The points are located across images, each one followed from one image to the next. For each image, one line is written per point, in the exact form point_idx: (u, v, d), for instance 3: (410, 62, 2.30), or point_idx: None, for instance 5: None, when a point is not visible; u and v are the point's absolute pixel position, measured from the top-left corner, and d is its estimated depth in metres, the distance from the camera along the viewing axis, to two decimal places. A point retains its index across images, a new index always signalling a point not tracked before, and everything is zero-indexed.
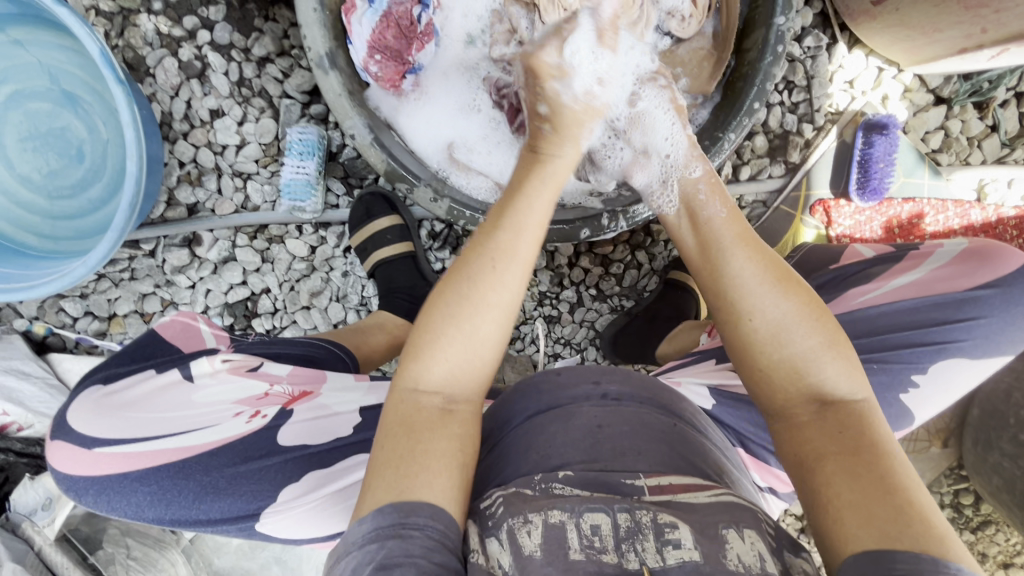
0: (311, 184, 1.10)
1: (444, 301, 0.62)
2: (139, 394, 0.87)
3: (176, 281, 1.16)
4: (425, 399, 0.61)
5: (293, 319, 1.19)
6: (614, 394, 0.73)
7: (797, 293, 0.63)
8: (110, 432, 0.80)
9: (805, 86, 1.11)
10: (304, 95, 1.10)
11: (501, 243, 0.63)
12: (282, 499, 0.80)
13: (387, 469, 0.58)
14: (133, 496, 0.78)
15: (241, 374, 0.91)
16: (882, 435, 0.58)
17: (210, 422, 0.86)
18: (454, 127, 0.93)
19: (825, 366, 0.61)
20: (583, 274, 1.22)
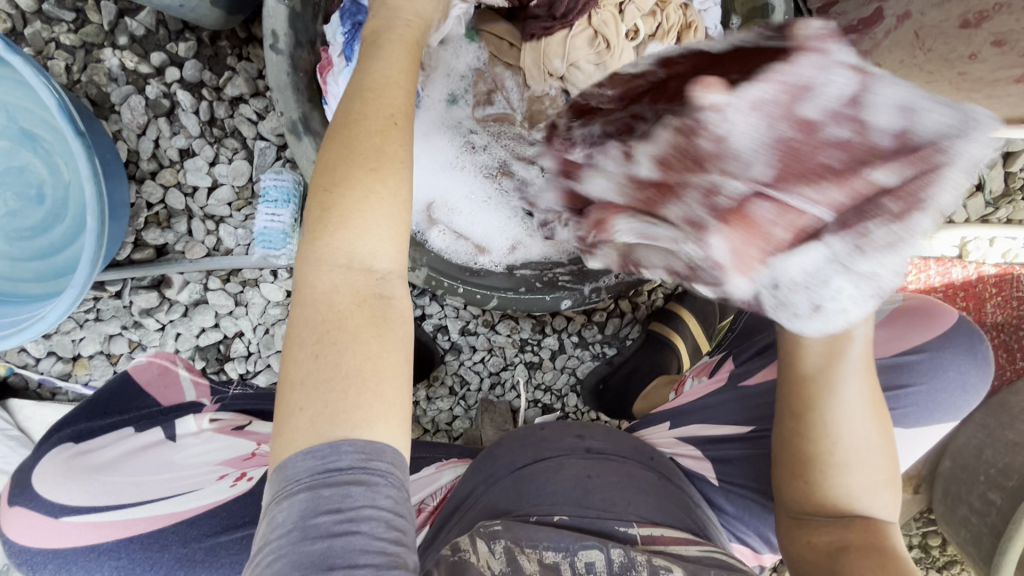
0: (287, 233, 1.05)
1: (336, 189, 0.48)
2: (118, 452, 0.74)
3: (144, 323, 1.12)
4: (352, 279, 0.48)
5: (267, 363, 1.16)
6: (596, 448, 0.81)
7: (882, 428, 0.64)
8: (82, 496, 0.66)
9: None
10: (279, 138, 1.05)
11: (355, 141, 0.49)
12: None
13: (315, 391, 0.45)
14: (96, 572, 0.61)
15: (227, 433, 0.80)
16: (898, 554, 0.61)
17: (194, 486, 0.72)
18: (437, 188, 0.91)
19: (877, 497, 0.65)
20: (565, 322, 1.20)
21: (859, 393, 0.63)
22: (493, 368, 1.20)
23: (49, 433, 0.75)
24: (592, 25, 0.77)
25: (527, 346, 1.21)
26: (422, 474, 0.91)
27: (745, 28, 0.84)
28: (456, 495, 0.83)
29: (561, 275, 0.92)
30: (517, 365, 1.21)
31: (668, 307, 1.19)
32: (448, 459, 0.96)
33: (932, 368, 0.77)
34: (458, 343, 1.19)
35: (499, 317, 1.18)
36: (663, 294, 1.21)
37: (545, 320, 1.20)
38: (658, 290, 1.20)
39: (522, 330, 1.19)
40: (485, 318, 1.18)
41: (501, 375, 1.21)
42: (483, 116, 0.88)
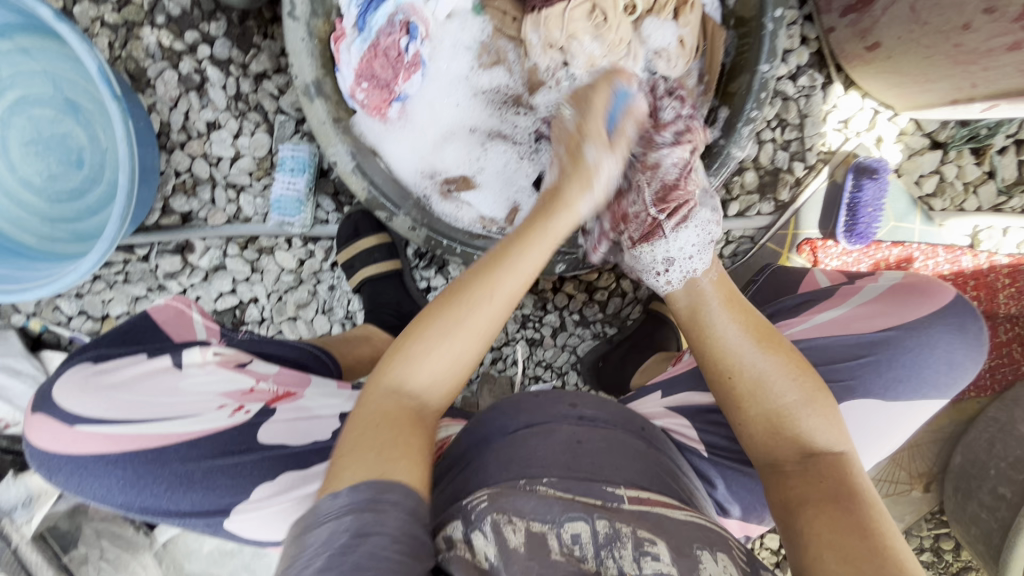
0: (301, 201, 1.11)
1: (438, 315, 0.66)
2: (131, 372, 0.79)
3: (167, 286, 1.19)
4: (396, 401, 0.65)
5: (278, 329, 1.21)
6: (589, 417, 0.78)
7: (779, 351, 0.70)
8: (96, 409, 0.73)
9: (798, 124, 1.11)
10: (298, 112, 1.12)
11: (484, 277, 0.66)
12: (254, 497, 0.74)
13: (357, 448, 0.60)
14: (104, 479, 0.71)
15: (229, 367, 0.84)
16: (863, 482, 0.62)
17: (194, 411, 0.78)
18: (440, 157, 0.95)
19: (810, 421, 0.66)
20: (567, 300, 1.22)
21: (741, 334, 0.71)
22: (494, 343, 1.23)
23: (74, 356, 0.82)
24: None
25: (529, 322, 1.23)
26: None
27: (741, 2, 0.86)
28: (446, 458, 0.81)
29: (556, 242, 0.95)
30: (518, 341, 1.23)
31: None
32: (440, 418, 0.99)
33: (920, 341, 0.74)
34: None
35: None
36: None
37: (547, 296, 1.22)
38: None
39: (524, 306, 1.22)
40: None
41: (502, 349, 1.24)
42: (487, 85, 0.93)
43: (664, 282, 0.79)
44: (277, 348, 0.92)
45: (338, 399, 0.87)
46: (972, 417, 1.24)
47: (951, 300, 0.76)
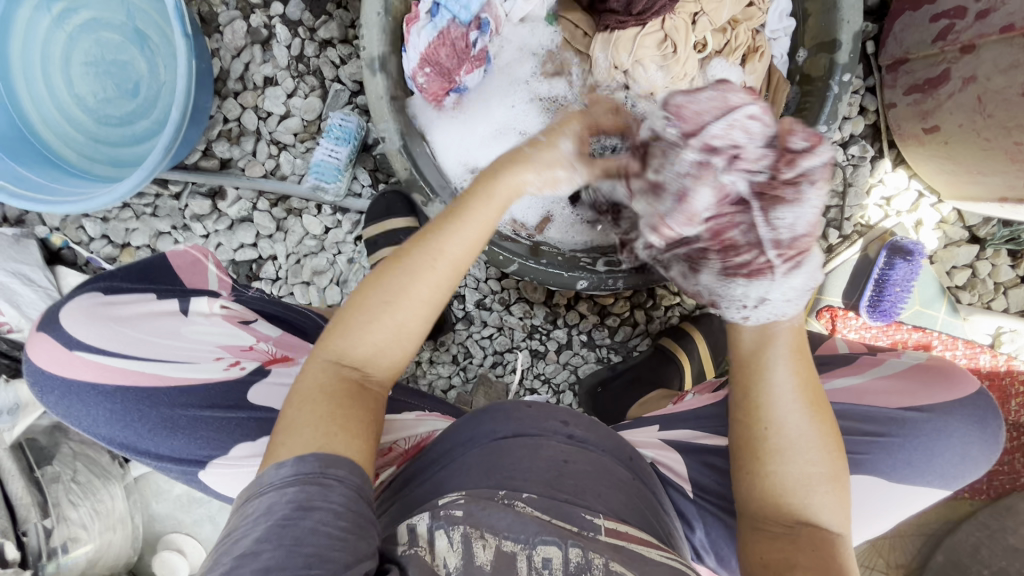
0: (340, 170, 1.11)
1: (381, 286, 0.62)
2: (138, 310, 0.80)
3: (192, 228, 1.20)
4: (337, 372, 0.60)
5: (290, 291, 1.21)
6: (579, 437, 0.76)
7: (823, 423, 0.66)
8: (100, 339, 0.74)
9: (840, 192, 1.10)
10: (355, 85, 1.14)
11: (437, 239, 0.63)
12: (233, 454, 0.72)
13: (293, 423, 0.56)
14: (93, 408, 0.72)
15: (233, 323, 0.85)
16: (847, 567, 0.60)
17: (193, 359, 0.78)
18: (484, 153, 0.95)
19: (820, 497, 0.64)
20: (578, 319, 1.22)
21: (790, 389, 0.66)
22: (498, 347, 1.23)
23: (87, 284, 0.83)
24: (663, 28, 0.83)
25: (536, 333, 1.23)
26: (404, 417, 0.92)
27: (810, 60, 0.86)
28: (432, 450, 0.80)
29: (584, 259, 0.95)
30: (521, 350, 1.23)
31: (682, 326, 1.19)
32: (429, 411, 0.98)
33: (937, 428, 0.72)
34: (472, 314, 1.22)
35: (515, 298, 1.21)
36: (678, 314, 1.22)
37: (558, 312, 1.22)
38: (675, 309, 1.21)
39: (535, 316, 1.22)
40: (503, 296, 1.21)
41: (504, 355, 1.23)
42: (545, 93, 0.94)
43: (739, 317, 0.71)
44: (284, 309, 0.93)
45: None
46: (962, 517, 1.21)
47: (972, 391, 0.75)
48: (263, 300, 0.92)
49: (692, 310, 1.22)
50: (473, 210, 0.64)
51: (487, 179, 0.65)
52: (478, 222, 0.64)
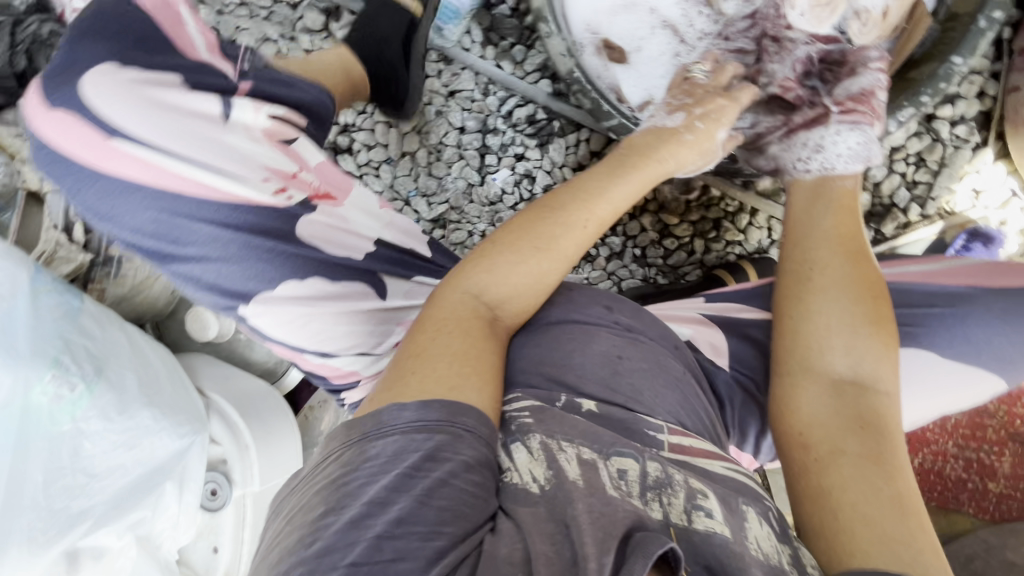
0: (458, 13, 1.13)
1: (530, 230, 0.64)
2: (169, 96, 0.68)
3: (298, 40, 1.23)
4: (474, 304, 0.62)
5: (372, 127, 1.24)
6: (626, 325, 0.72)
7: (861, 272, 0.70)
8: (134, 126, 0.66)
9: (934, 170, 1.10)
10: None
11: (593, 200, 0.66)
12: (277, 294, 0.73)
13: (430, 350, 0.57)
14: (128, 210, 0.68)
15: (273, 142, 0.74)
16: (886, 419, 0.62)
17: (230, 172, 0.70)
18: (611, 19, 0.96)
19: (858, 344, 0.66)
20: (637, 231, 1.23)
21: (830, 238, 0.73)
22: None
23: (87, 24, 0.70)
24: None
25: None
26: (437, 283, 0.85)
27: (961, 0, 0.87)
28: None
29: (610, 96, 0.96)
30: None
31: (738, 263, 1.19)
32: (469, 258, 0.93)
33: (991, 354, 0.75)
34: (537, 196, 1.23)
35: None
36: (737, 254, 1.22)
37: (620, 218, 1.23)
38: (735, 248, 1.21)
39: None
40: None
41: None
42: None
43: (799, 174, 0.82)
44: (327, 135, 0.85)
45: (379, 222, 0.83)
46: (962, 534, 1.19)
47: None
48: (303, 104, 0.81)
49: (751, 252, 1.21)
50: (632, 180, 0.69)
51: (638, 153, 0.72)
52: (630, 194, 0.69)
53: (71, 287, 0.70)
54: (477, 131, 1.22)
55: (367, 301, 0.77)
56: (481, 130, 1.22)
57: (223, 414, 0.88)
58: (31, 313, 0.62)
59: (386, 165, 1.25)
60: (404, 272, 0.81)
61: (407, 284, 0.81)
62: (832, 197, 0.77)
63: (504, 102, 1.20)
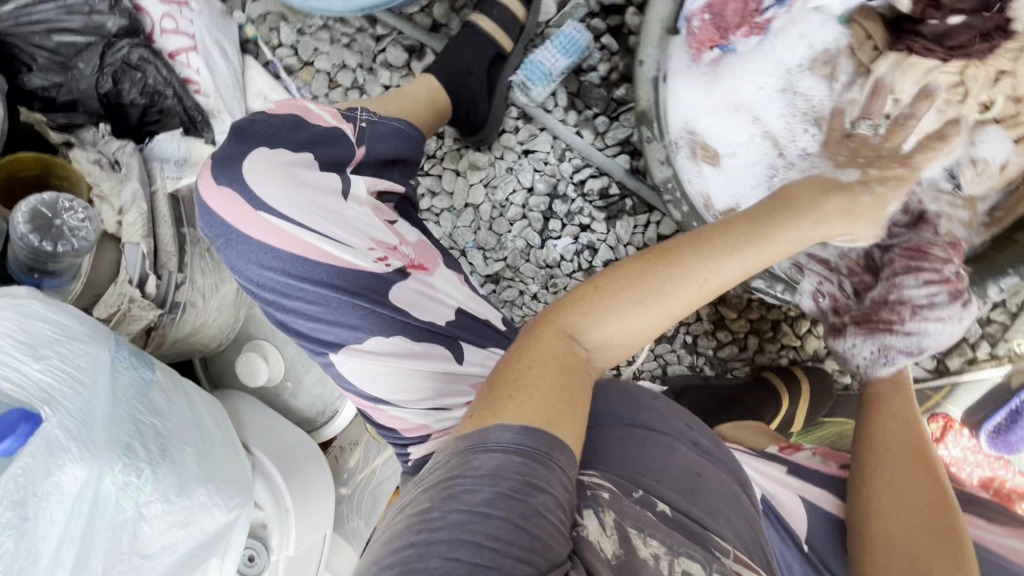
0: (549, 77, 1.10)
1: (639, 279, 0.61)
2: (305, 175, 0.67)
3: (376, 74, 1.19)
4: (570, 347, 0.60)
5: (439, 173, 1.22)
6: (702, 446, 0.73)
7: (924, 473, 0.70)
8: (280, 201, 0.65)
9: (1013, 312, 1.06)
10: (598, 6, 1.09)
11: (711, 258, 0.63)
12: (365, 344, 0.68)
13: (525, 381, 0.57)
14: (266, 272, 0.67)
15: (381, 218, 0.72)
16: None
17: (352, 247, 0.67)
18: (711, 121, 0.92)
19: (930, 545, 0.63)
20: (693, 319, 1.20)
21: (891, 438, 0.74)
22: None
23: (242, 124, 0.70)
24: (963, 74, 0.79)
25: None
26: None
27: None
28: None
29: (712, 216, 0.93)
30: None
31: (792, 369, 1.16)
32: None
33: None
34: (595, 268, 1.20)
35: None
36: (790, 358, 1.19)
37: None
38: (789, 351, 1.19)
39: None
40: None
41: None
42: (802, 89, 0.88)
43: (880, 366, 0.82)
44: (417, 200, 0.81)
45: (460, 292, 0.77)
46: None
47: None
48: (411, 159, 0.79)
49: (805, 358, 1.19)
50: (760, 245, 0.64)
51: (764, 212, 0.68)
52: (754, 258, 0.64)
53: (144, 358, 0.71)
54: (546, 194, 1.19)
55: (444, 365, 0.70)
56: (550, 194, 1.19)
57: (267, 476, 0.88)
58: (109, 395, 0.62)
59: (448, 212, 1.23)
60: (482, 342, 0.75)
61: (483, 349, 0.75)
62: (894, 396, 0.79)
63: (578, 170, 1.16)
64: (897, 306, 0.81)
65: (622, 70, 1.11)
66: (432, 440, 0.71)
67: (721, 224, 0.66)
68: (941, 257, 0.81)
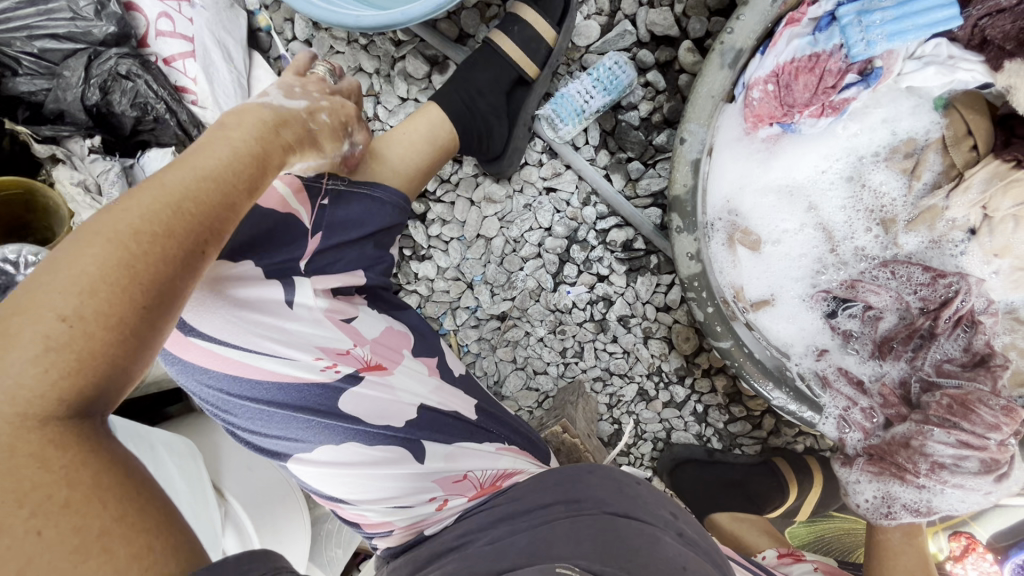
0: (581, 113, 0.97)
1: (67, 250, 0.38)
2: (242, 289, 0.59)
3: (394, 84, 1.07)
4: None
5: (453, 200, 1.12)
6: (690, 536, 0.66)
7: None
8: (213, 326, 0.58)
9: None
10: (648, 36, 0.95)
11: (158, 183, 0.44)
12: (314, 455, 0.64)
13: (40, 303, 0.36)
14: (210, 392, 0.61)
15: (331, 320, 0.65)
16: None
17: (297, 360, 0.61)
18: (755, 204, 0.79)
19: None
20: (707, 389, 1.11)
21: None
22: (611, 368, 1.13)
23: None
24: None
25: (656, 377, 1.12)
26: (481, 449, 0.74)
27: None
28: (541, 480, 0.72)
29: (737, 314, 0.77)
30: (632, 384, 1.13)
31: (805, 457, 1.08)
32: (511, 445, 0.79)
33: None
34: (607, 321, 1.11)
35: (660, 335, 1.10)
36: (806, 442, 1.10)
37: (693, 371, 1.10)
38: (806, 436, 1.10)
39: (667, 361, 1.11)
40: (649, 326, 1.09)
41: (613, 379, 1.13)
42: (873, 183, 0.76)
43: (886, 515, 0.70)
44: (387, 278, 0.76)
45: (425, 386, 0.72)
46: None
47: None
48: (389, 228, 0.73)
49: (823, 446, 1.10)
50: (204, 152, 0.48)
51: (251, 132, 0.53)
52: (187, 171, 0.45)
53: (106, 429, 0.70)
54: (564, 237, 1.08)
55: (404, 467, 0.67)
56: (569, 238, 1.08)
57: (239, 523, 0.85)
58: None
59: (458, 242, 1.14)
60: (448, 440, 0.71)
61: (449, 446, 0.71)
62: (909, 553, 0.65)
63: (603, 217, 1.05)
64: (914, 455, 0.68)
65: (666, 112, 0.98)
66: (396, 533, 0.71)
67: (191, 165, 0.46)
68: (987, 421, 0.65)
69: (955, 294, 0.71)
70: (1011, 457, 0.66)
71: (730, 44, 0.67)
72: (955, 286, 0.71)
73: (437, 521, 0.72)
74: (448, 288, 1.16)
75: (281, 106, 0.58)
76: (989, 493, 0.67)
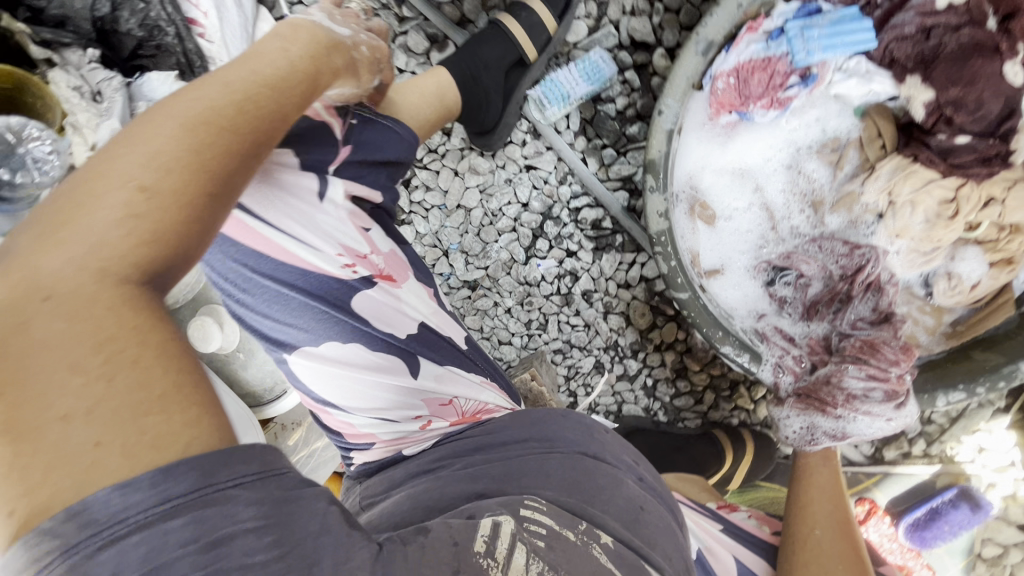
0: (566, 98, 1.09)
1: (147, 130, 0.39)
2: (281, 175, 0.63)
3: (394, 55, 1.15)
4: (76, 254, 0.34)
5: (438, 168, 1.18)
6: (648, 483, 0.70)
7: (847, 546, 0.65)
8: (252, 200, 0.62)
9: (949, 418, 1.09)
10: (629, 40, 1.09)
11: (217, 80, 0.44)
12: (319, 349, 0.66)
13: (122, 172, 0.36)
14: (231, 266, 0.64)
15: (353, 224, 0.69)
16: None
17: (320, 251, 0.65)
18: (713, 181, 0.92)
19: None
20: (658, 363, 1.21)
21: (828, 513, 0.69)
22: (573, 340, 1.21)
23: None
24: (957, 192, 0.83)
25: (613, 351, 1.21)
26: (468, 378, 0.79)
27: None
28: (519, 416, 0.75)
29: (693, 275, 0.88)
30: (591, 356, 1.21)
31: (740, 429, 1.20)
32: (491, 382, 0.84)
33: None
34: (573, 296, 1.19)
35: (618, 310, 1.19)
36: (740, 417, 1.22)
37: (646, 347, 1.20)
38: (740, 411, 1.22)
39: (624, 336, 1.20)
40: (609, 301, 1.19)
41: (573, 351, 1.21)
42: (806, 170, 0.92)
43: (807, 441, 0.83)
44: (391, 209, 0.79)
45: (426, 307, 0.76)
46: None
47: None
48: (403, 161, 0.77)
49: (754, 421, 1.22)
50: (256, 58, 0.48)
51: (296, 49, 0.52)
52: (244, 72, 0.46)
53: None
54: (540, 213, 1.17)
55: (400, 376, 0.70)
56: (544, 214, 1.17)
57: None
58: None
59: (438, 210, 1.20)
60: (440, 359, 0.75)
61: (441, 367, 0.75)
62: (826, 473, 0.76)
63: (577, 197, 1.16)
64: (834, 389, 0.81)
65: (639, 108, 1.11)
66: (377, 446, 0.73)
67: (244, 68, 0.46)
68: (889, 357, 0.81)
69: (866, 262, 0.88)
70: (906, 390, 0.80)
71: (705, 35, 0.79)
72: (867, 255, 0.89)
73: (415, 442, 0.73)
74: (425, 253, 1.21)
75: (333, 32, 0.60)
76: (890, 420, 0.81)
